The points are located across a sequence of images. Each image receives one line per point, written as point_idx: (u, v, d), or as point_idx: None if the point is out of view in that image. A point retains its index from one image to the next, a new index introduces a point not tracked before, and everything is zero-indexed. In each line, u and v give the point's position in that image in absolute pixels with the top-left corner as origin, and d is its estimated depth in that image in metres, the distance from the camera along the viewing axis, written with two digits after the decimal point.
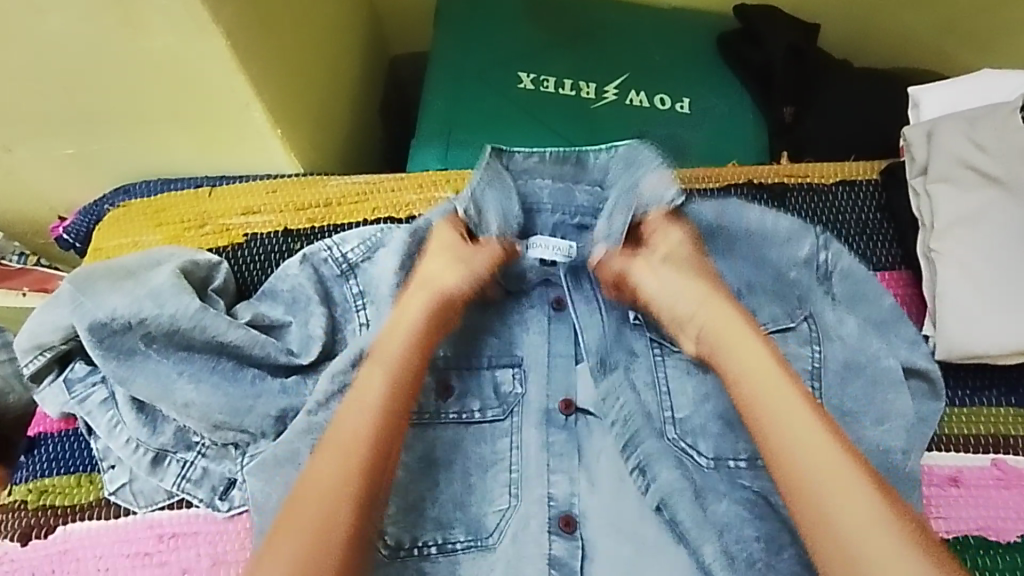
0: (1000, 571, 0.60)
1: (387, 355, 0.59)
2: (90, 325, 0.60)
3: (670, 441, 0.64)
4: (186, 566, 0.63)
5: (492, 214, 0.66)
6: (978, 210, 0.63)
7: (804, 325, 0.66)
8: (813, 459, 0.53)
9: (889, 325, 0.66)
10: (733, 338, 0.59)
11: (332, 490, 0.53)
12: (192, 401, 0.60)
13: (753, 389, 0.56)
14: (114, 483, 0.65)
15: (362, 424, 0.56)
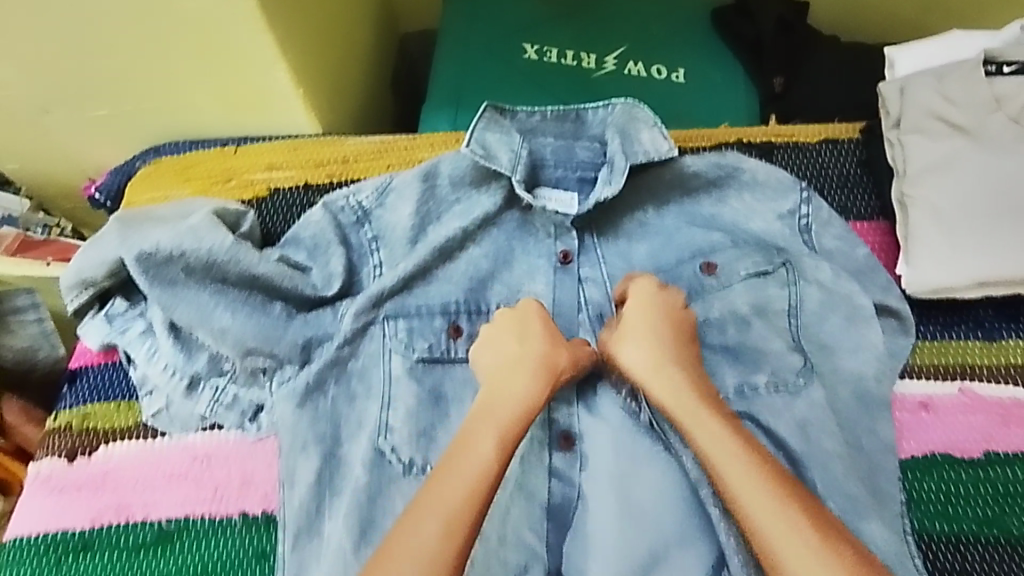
0: (962, 483, 0.65)
1: (495, 417, 0.61)
2: (137, 257, 0.65)
3: None
4: (219, 483, 0.68)
5: (500, 148, 0.75)
6: (949, 156, 0.67)
7: (781, 270, 0.71)
8: (775, 520, 0.53)
9: (864, 265, 0.72)
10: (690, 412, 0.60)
11: (426, 549, 0.52)
12: (227, 328, 0.66)
13: (708, 444, 0.58)
14: (151, 408, 0.70)
15: (466, 491, 0.56)
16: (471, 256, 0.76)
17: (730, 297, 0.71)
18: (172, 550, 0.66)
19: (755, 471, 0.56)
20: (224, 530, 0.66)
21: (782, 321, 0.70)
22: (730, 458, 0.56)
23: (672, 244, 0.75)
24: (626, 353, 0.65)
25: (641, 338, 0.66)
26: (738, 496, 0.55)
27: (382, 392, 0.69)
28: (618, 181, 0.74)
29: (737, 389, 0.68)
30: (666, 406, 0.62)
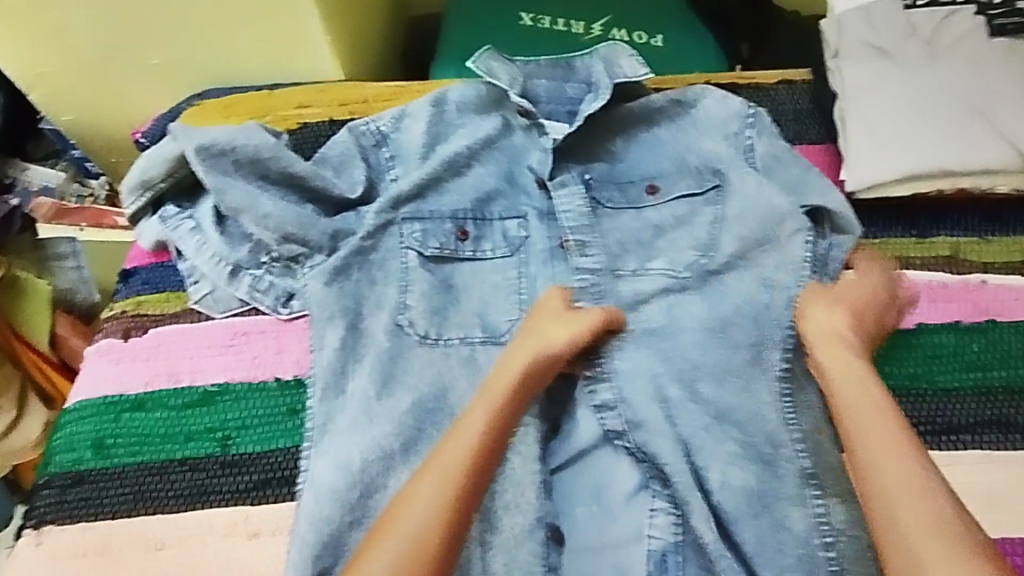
0: (897, 346, 0.76)
1: (491, 394, 0.67)
2: (202, 153, 0.77)
3: (621, 274, 0.77)
4: (257, 354, 0.78)
5: (501, 71, 0.86)
6: (878, 75, 0.79)
7: (709, 192, 0.81)
8: (890, 480, 0.58)
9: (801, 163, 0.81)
10: (841, 362, 0.67)
11: (431, 507, 0.59)
12: (269, 214, 0.78)
13: (846, 393, 0.65)
14: (198, 294, 0.81)
15: (465, 454, 0.62)
16: (477, 172, 0.86)
17: (694, 196, 0.81)
18: (216, 407, 0.75)
19: (886, 427, 0.61)
20: (262, 390, 0.76)
21: (715, 225, 0.78)
22: (868, 418, 0.62)
23: (656, 153, 0.85)
24: (806, 308, 0.72)
25: (835, 306, 0.71)
26: (863, 451, 0.61)
27: (398, 279, 0.80)
28: (605, 95, 0.85)
29: (689, 267, 0.76)
30: (833, 368, 0.67)
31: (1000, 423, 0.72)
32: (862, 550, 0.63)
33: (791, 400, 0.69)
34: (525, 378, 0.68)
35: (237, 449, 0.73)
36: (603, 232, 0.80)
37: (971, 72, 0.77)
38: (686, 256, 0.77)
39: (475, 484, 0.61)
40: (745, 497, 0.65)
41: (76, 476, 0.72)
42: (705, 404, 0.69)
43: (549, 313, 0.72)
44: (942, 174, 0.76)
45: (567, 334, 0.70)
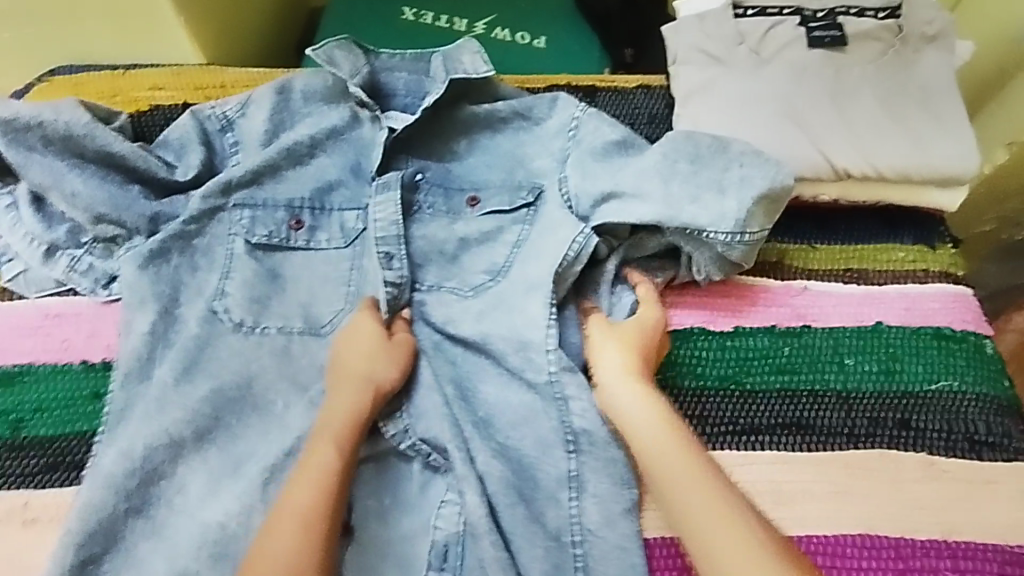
0: (710, 348, 0.77)
1: (334, 429, 0.67)
2: (3, 129, 0.75)
3: (421, 290, 0.79)
4: (67, 336, 0.76)
5: (343, 64, 0.86)
6: (707, 81, 0.81)
7: (520, 210, 0.82)
8: (721, 534, 0.59)
9: (653, 168, 0.75)
10: (643, 406, 0.67)
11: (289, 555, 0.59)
12: (79, 192, 0.76)
13: (654, 449, 0.65)
14: (10, 273, 0.78)
15: (314, 493, 0.62)
16: (321, 163, 0.86)
17: (503, 213, 0.82)
18: (14, 389, 0.73)
19: (692, 469, 0.63)
20: (64, 374, 0.74)
21: (512, 249, 0.80)
22: (682, 474, 0.63)
23: (493, 158, 0.86)
24: (603, 353, 0.71)
25: (615, 348, 0.71)
26: (687, 507, 0.62)
27: (222, 265, 0.79)
28: (439, 88, 0.85)
29: (474, 288, 0.78)
30: (619, 414, 0.68)
31: (796, 425, 0.72)
32: (611, 547, 0.65)
33: (564, 402, 0.70)
34: (356, 411, 0.68)
35: (28, 433, 0.70)
36: (411, 247, 0.81)
37: (792, 81, 0.79)
38: (475, 279, 0.79)
39: (330, 509, 0.62)
40: (513, 489, 0.67)
41: None
42: (485, 407, 0.72)
43: (363, 344, 0.73)
44: (788, 193, 0.73)
45: (373, 363, 0.71)
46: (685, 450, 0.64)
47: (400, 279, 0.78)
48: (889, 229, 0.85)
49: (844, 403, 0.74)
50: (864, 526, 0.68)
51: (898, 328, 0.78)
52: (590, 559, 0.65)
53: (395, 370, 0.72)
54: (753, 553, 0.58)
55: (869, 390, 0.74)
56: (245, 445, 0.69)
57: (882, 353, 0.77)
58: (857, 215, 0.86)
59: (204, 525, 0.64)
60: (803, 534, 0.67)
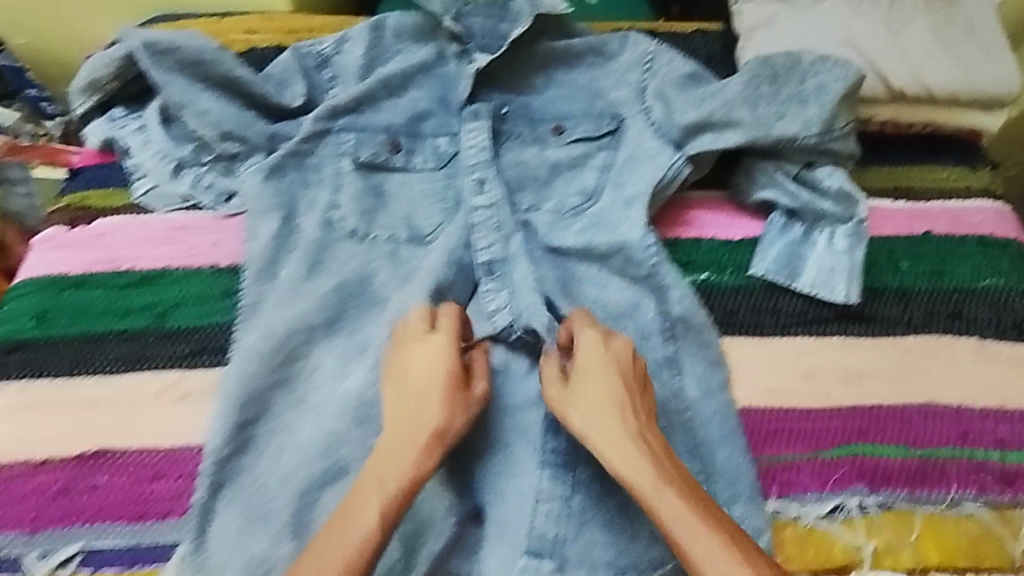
0: (747, 254, 0.84)
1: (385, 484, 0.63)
2: (146, 46, 0.84)
3: (520, 211, 0.86)
4: (193, 244, 0.83)
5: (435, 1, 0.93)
6: (770, 17, 0.89)
7: (605, 137, 0.89)
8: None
9: (738, 96, 0.82)
10: (622, 451, 0.64)
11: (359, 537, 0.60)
12: (210, 110, 0.84)
13: (658, 503, 0.61)
14: (142, 189, 0.86)
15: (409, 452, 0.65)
16: (412, 96, 0.93)
17: (589, 141, 0.89)
18: (154, 286, 0.81)
19: (699, 522, 0.60)
20: (198, 275, 0.81)
21: (602, 172, 0.87)
22: (690, 531, 0.59)
23: (569, 92, 0.94)
24: (578, 409, 0.67)
25: (587, 399, 0.67)
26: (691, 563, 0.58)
27: (331, 182, 0.86)
28: (524, 23, 0.92)
29: (573, 211, 0.85)
30: (619, 469, 0.63)
31: (859, 318, 0.80)
32: (711, 415, 0.72)
33: (663, 291, 0.78)
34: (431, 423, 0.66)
35: (172, 323, 0.78)
36: (507, 171, 0.89)
37: (848, 14, 0.88)
38: (571, 201, 0.86)
39: (370, 564, 0.60)
40: None
41: (16, 342, 0.77)
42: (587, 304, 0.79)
43: (434, 369, 0.69)
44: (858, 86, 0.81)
45: (445, 412, 0.67)
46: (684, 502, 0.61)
47: (492, 201, 0.85)
48: (933, 153, 0.93)
49: (901, 299, 0.81)
50: (928, 400, 0.75)
51: (946, 236, 0.86)
52: (694, 427, 0.72)
53: (446, 413, 0.67)
54: None
55: (924, 287, 0.82)
56: (368, 335, 0.77)
57: (934, 257, 0.85)
58: (905, 141, 0.94)
59: (341, 395, 0.72)
60: (873, 406, 0.75)
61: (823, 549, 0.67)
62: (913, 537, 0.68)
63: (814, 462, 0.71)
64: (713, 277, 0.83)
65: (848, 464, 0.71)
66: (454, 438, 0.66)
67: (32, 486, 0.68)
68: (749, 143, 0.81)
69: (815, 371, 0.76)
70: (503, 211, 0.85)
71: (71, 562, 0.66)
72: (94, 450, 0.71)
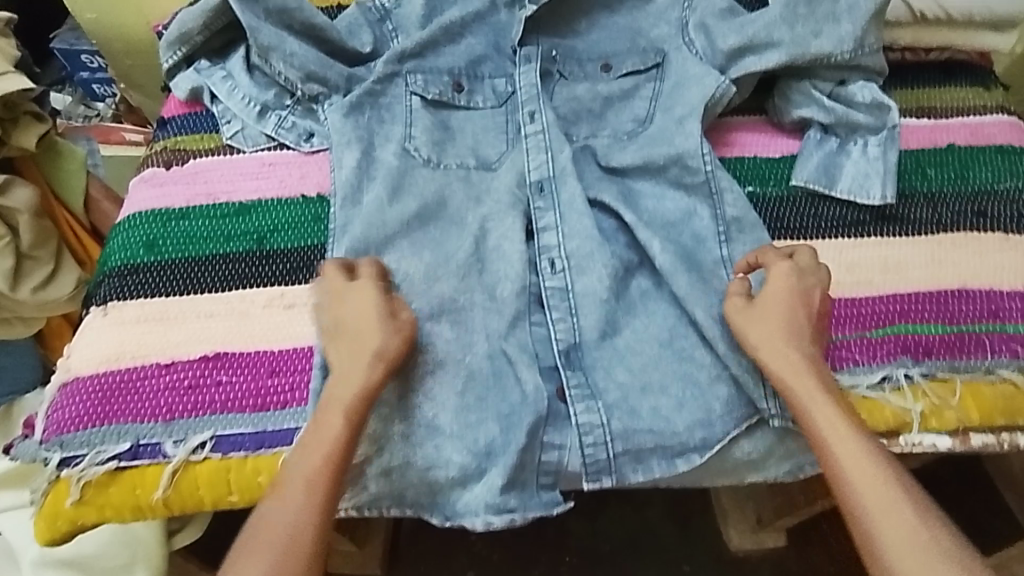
0: (788, 168, 0.92)
1: (343, 399, 0.70)
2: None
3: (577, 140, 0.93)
4: (284, 178, 0.92)
5: None
6: None
7: (651, 70, 0.97)
8: (892, 528, 0.62)
9: (777, 18, 0.89)
10: (775, 353, 0.71)
11: (326, 448, 0.68)
12: (295, 53, 0.92)
13: (803, 400, 0.69)
14: (231, 131, 0.94)
15: (357, 372, 0.71)
16: (468, 42, 1.00)
17: (638, 74, 0.97)
18: (251, 216, 0.88)
19: (852, 433, 0.67)
20: (289, 205, 0.90)
21: (652, 101, 0.95)
22: (850, 452, 0.66)
23: (613, 32, 1.00)
24: (751, 320, 0.73)
25: (755, 316, 0.73)
26: (845, 477, 0.65)
27: (404, 117, 0.94)
28: None
29: (629, 135, 0.93)
30: (774, 369, 0.71)
31: (894, 219, 0.88)
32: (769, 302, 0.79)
33: (719, 196, 0.85)
34: (376, 346, 0.73)
35: (271, 246, 0.86)
36: (562, 105, 0.96)
37: None
38: (626, 127, 0.94)
39: (341, 471, 0.68)
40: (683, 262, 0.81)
41: (131, 267, 0.85)
42: (648, 213, 0.86)
43: (366, 310, 0.75)
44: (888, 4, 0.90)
45: (383, 338, 0.73)
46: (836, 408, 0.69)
47: (542, 127, 0.91)
48: (949, 75, 1.01)
49: (931, 201, 0.89)
50: (960, 284, 0.83)
51: (967, 146, 0.94)
52: None
53: (384, 335, 0.73)
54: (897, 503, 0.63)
55: (951, 191, 0.90)
56: (450, 247, 0.85)
57: (958, 165, 0.92)
58: (925, 66, 1.01)
59: (433, 296, 0.80)
60: (912, 292, 0.82)
61: (875, 413, 0.76)
62: (956, 398, 0.76)
63: (862, 340, 0.79)
64: (759, 190, 0.90)
65: (893, 341, 0.79)
66: (394, 356, 0.73)
67: (163, 382, 0.77)
68: (788, 63, 0.89)
69: (857, 265, 0.84)
70: (552, 137, 0.91)
71: (204, 446, 0.74)
72: (213, 352, 0.79)
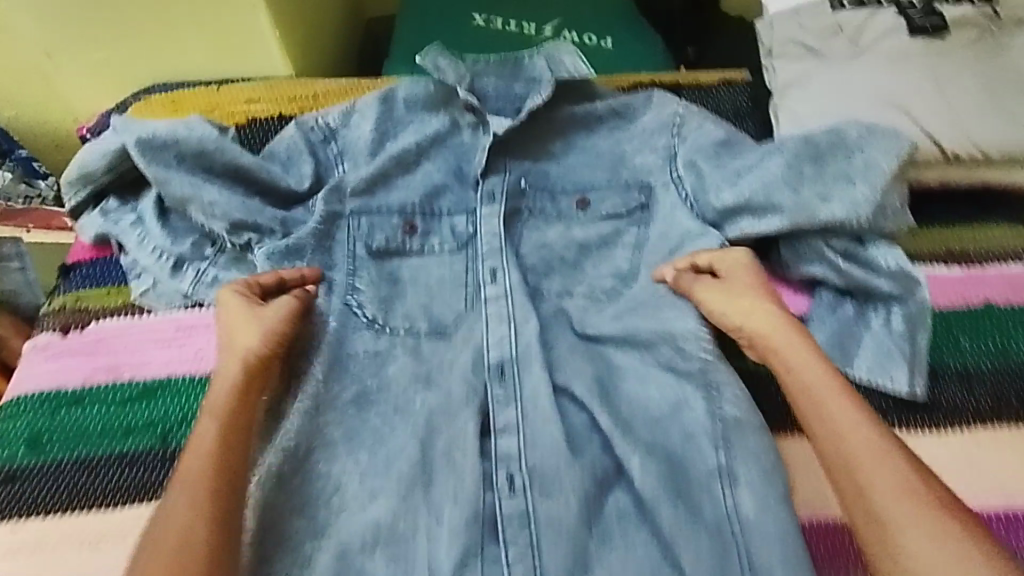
0: None
1: (214, 408, 0.65)
2: (134, 139, 0.79)
3: (547, 300, 0.80)
4: (199, 348, 0.77)
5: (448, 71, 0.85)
6: (807, 72, 0.85)
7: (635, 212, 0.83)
8: (883, 479, 0.57)
9: (779, 176, 0.77)
10: (753, 316, 0.71)
11: (202, 447, 0.62)
12: (215, 201, 0.79)
13: (788, 360, 0.67)
14: (141, 288, 0.80)
15: (233, 371, 0.68)
16: (423, 171, 0.85)
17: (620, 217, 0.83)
18: (157, 402, 0.74)
19: (834, 385, 0.64)
20: (200, 385, 0.75)
21: (635, 252, 0.82)
22: (836, 408, 0.62)
23: (591, 160, 0.86)
24: (719, 296, 0.73)
25: (726, 292, 0.73)
26: (832, 441, 0.61)
27: (344, 271, 0.80)
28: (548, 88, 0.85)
29: (608, 295, 0.80)
30: (750, 328, 0.70)
31: (923, 411, 0.73)
32: (772, 539, 0.62)
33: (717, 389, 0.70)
34: (249, 345, 0.69)
35: (176, 443, 0.72)
36: (531, 256, 0.82)
37: (892, 69, 0.82)
38: (605, 284, 0.81)
39: (233, 459, 0.62)
40: (667, 481, 0.67)
41: (8, 474, 0.71)
42: (627, 404, 0.72)
43: (236, 324, 0.71)
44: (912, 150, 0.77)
45: (253, 339, 0.70)
46: (820, 365, 0.65)
47: (504, 291, 0.78)
48: (985, 212, 0.87)
49: (965, 381, 0.75)
50: (1010, 503, 0.67)
51: (1005, 308, 0.80)
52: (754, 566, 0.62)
53: (256, 338, 0.70)
54: (890, 460, 0.58)
55: (989, 368, 0.76)
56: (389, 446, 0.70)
57: (997, 333, 0.78)
58: (953, 200, 0.88)
59: (364, 523, 0.66)
60: None
61: None
62: None
63: None
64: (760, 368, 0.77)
65: None
66: (257, 359, 0.69)
67: None
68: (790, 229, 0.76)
69: None
70: (518, 301, 0.78)
71: None
72: None
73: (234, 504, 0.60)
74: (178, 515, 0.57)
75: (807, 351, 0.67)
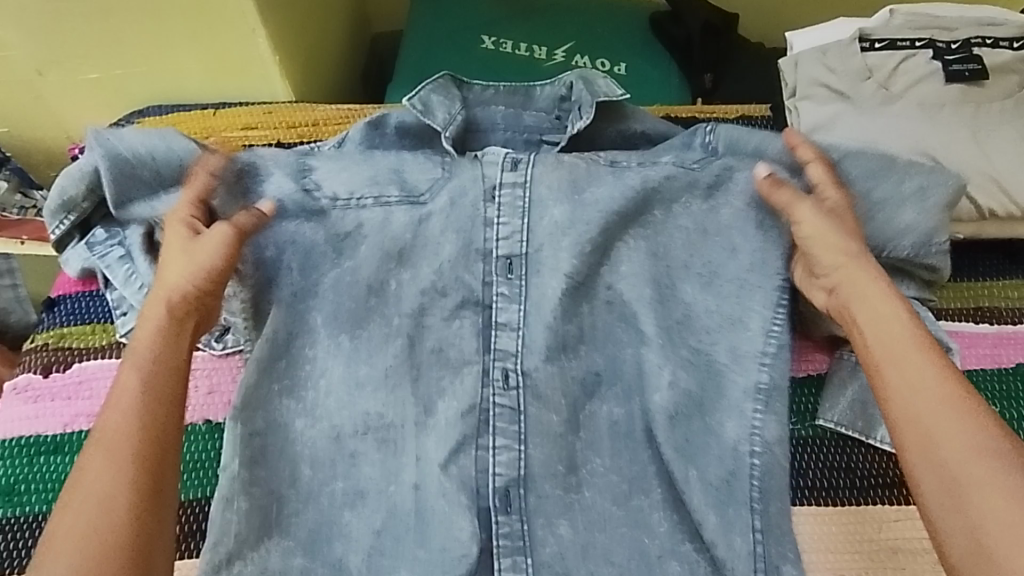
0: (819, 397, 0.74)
1: (140, 355, 0.60)
2: (108, 164, 0.74)
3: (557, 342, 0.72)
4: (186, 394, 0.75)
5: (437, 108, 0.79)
6: (833, 114, 0.81)
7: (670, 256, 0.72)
8: (956, 448, 0.52)
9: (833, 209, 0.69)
10: (835, 263, 0.64)
11: (126, 397, 0.57)
12: None
13: (860, 312, 0.61)
14: (126, 328, 0.76)
15: (159, 314, 0.63)
16: (413, 191, 0.74)
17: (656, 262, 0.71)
18: None
19: (909, 340, 0.58)
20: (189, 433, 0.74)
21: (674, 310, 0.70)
22: (912, 367, 0.56)
23: None
24: (807, 240, 0.66)
25: (819, 234, 0.65)
26: (907, 399, 0.55)
27: None
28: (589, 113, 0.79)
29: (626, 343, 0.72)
30: (832, 274, 0.64)
31: None
32: None
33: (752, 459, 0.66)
34: (182, 284, 0.64)
35: None
36: None
37: (921, 116, 0.79)
38: None
39: (158, 411, 0.57)
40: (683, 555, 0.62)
41: None
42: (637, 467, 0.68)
43: (168, 262, 0.66)
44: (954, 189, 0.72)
45: (180, 278, 0.65)
46: (901, 317, 0.59)
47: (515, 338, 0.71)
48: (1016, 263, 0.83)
49: None
50: None
51: None
52: None
53: (183, 275, 0.65)
54: (966, 424, 0.53)
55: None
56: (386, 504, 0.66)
57: None
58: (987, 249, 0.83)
59: None
60: None
61: None
62: None
63: None
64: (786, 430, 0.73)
65: None
66: (189, 298, 0.64)
67: None
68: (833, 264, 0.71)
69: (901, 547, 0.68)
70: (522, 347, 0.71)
71: None
72: None
73: (160, 458, 0.55)
74: (97, 476, 0.53)
75: (887, 299, 0.61)
